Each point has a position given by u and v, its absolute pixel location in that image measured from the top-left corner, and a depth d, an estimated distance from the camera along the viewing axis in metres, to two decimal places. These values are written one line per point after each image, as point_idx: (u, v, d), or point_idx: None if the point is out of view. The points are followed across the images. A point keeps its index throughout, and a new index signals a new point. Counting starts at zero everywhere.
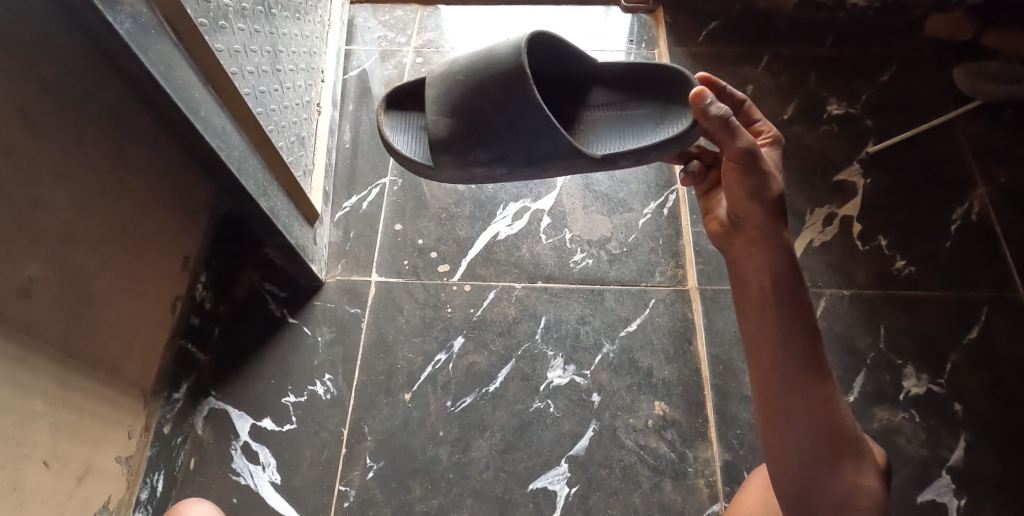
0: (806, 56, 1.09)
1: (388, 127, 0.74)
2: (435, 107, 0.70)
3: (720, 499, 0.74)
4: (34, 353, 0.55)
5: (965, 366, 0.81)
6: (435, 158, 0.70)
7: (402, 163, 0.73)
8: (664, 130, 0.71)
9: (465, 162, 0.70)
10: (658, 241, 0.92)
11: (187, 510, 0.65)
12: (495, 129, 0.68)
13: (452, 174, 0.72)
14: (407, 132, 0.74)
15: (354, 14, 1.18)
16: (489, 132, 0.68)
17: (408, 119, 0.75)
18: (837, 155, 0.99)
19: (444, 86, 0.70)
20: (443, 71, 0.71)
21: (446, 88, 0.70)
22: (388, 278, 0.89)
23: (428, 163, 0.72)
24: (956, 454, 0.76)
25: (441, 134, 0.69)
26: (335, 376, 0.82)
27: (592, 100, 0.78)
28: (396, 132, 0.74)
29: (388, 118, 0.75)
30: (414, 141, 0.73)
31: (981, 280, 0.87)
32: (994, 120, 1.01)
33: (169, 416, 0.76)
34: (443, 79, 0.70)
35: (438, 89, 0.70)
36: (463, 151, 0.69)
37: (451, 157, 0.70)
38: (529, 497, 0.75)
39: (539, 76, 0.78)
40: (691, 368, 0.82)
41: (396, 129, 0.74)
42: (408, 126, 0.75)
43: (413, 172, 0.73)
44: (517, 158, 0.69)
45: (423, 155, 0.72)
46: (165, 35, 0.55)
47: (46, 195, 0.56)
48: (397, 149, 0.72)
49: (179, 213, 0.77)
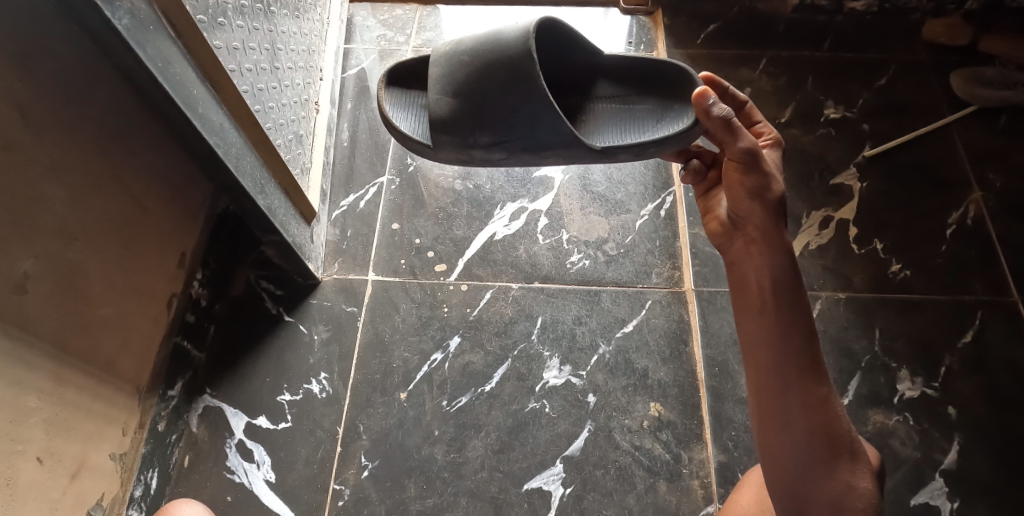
0: (804, 60, 1.10)
1: (389, 104, 0.74)
2: (437, 86, 0.70)
3: (715, 501, 0.74)
4: (28, 348, 0.55)
5: (959, 369, 0.82)
6: (434, 138, 0.70)
7: (401, 141, 0.73)
8: (667, 125, 0.71)
9: (463, 145, 0.70)
10: (655, 243, 0.93)
11: (176, 510, 0.65)
12: (497, 113, 0.68)
13: (450, 156, 0.72)
14: (408, 110, 0.74)
15: (353, 13, 1.18)
16: (492, 115, 0.68)
17: (410, 98, 0.75)
18: (834, 159, 0.99)
19: (448, 65, 0.70)
20: (448, 49, 0.71)
21: (450, 68, 0.70)
22: (385, 278, 0.89)
23: (426, 142, 0.72)
24: (949, 456, 0.76)
25: (442, 114, 0.69)
26: (330, 375, 0.82)
27: (598, 100, 0.77)
28: (396, 109, 0.74)
29: (390, 95, 0.75)
30: (415, 119, 0.74)
31: (975, 284, 0.88)
32: (990, 125, 1.01)
33: (164, 414, 0.76)
34: (449, 58, 0.70)
35: (442, 68, 0.70)
36: (463, 133, 0.69)
37: (449, 139, 0.70)
38: (524, 497, 0.75)
39: (544, 66, 0.78)
40: (686, 370, 0.83)
41: (400, 109, 0.74)
42: (409, 104, 0.75)
43: (412, 150, 0.73)
44: (518, 148, 0.69)
45: (423, 133, 0.72)
46: (163, 32, 0.55)
47: (42, 191, 0.56)
48: (398, 125, 0.72)
49: (175, 209, 0.78)
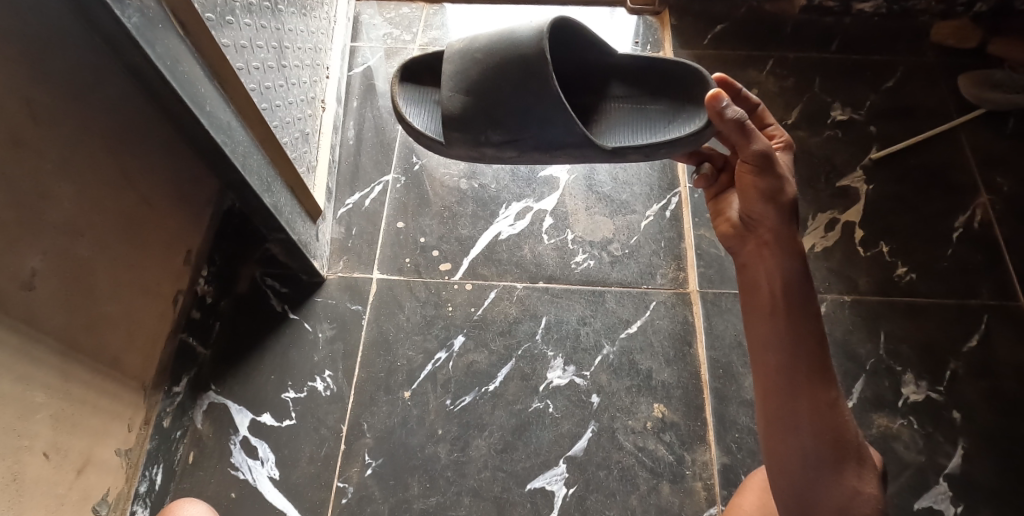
0: (811, 62, 1.09)
1: (402, 98, 0.74)
2: (450, 83, 0.69)
3: (717, 503, 0.74)
4: (35, 343, 0.55)
5: (965, 374, 0.82)
6: (446, 137, 0.70)
7: (413, 136, 0.73)
8: (677, 128, 0.71)
9: (474, 143, 0.70)
10: (660, 244, 0.92)
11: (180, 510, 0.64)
12: (508, 109, 0.67)
13: (462, 153, 0.72)
14: (420, 106, 0.75)
15: (360, 11, 1.18)
16: (504, 112, 0.68)
17: (422, 93, 0.76)
18: (840, 161, 0.99)
19: (462, 63, 0.69)
20: (461, 47, 0.70)
21: (463, 65, 0.69)
22: (389, 276, 0.90)
23: (439, 138, 0.72)
24: (953, 461, 0.76)
25: (454, 112, 0.69)
26: (335, 372, 0.82)
27: (603, 108, 0.77)
28: (408, 104, 0.74)
29: (403, 90, 0.75)
30: (428, 114, 0.74)
31: (982, 288, 0.87)
32: (998, 129, 1.01)
33: (169, 410, 0.76)
34: (462, 55, 0.70)
35: (456, 65, 0.70)
36: (474, 131, 0.69)
37: (461, 137, 0.69)
38: (526, 497, 0.75)
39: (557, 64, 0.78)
40: (690, 372, 0.82)
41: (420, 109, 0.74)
42: (423, 100, 0.75)
43: (424, 145, 0.73)
44: (530, 147, 0.69)
45: (437, 130, 0.73)
46: (172, 29, 0.55)
47: (51, 189, 0.57)
48: (410, 120, 0.72)
49: (182, 206, 0.78)
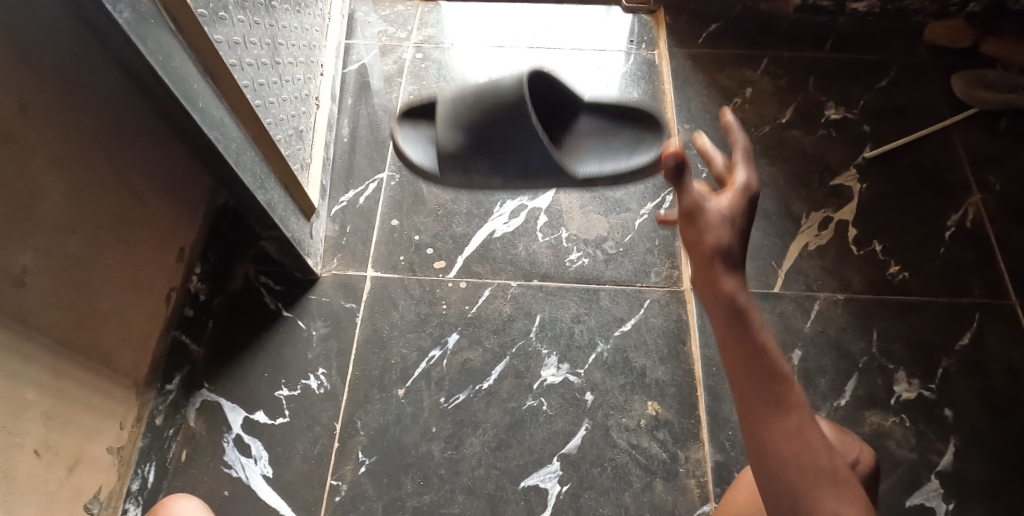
0: (806, 61, 1.10)
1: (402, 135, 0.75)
2: (447, 119, 0.69)
3: (711, 500, 0.74)
4: (26, 340, 0.55)
5: (956, 372, 0.82)
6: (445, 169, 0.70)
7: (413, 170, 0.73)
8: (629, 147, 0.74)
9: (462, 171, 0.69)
10: (654, 242, 0.93)
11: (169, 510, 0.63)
12: (490, 139, 0.67)
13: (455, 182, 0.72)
14: (420, 140, 0.75)
15: (354, 8, 1.18)
16: (485, 142, 0.67)
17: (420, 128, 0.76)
18: (834, 160, 0.99)
19: (456, 101, 0.70)
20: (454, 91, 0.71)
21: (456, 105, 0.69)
22: (384, 274, 0.89)
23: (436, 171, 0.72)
24: (945, 458, 0.77)
25: (450, 147, 0.69)
26: (328, 370, 0.82)
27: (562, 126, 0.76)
28: (409, 140, 0.75)
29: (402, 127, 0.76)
30: (427, 147, 0.74)
31: (974, 286, 0.88)
32: (991, 128, 1.01)
33: (161, 408, 0.76)
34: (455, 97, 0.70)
35: (451, 106, 0.70)
36: (463, 162, 0.69)
37: (458, 169, 0.70)
38: (520, 494, 0.75)
39: None
40: (684, 369, 0.83)
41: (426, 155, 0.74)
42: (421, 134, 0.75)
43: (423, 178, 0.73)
44: (506, 178, 0.69)
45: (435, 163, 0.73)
46: (164, 25, 0.55)
47: (41, 185, 0.56)
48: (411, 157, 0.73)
49: (175, 203, 0.78)
